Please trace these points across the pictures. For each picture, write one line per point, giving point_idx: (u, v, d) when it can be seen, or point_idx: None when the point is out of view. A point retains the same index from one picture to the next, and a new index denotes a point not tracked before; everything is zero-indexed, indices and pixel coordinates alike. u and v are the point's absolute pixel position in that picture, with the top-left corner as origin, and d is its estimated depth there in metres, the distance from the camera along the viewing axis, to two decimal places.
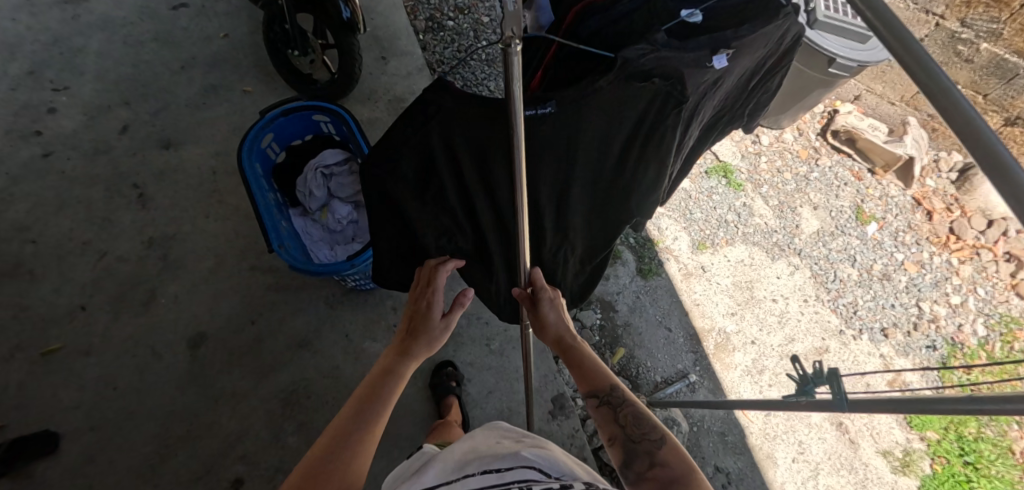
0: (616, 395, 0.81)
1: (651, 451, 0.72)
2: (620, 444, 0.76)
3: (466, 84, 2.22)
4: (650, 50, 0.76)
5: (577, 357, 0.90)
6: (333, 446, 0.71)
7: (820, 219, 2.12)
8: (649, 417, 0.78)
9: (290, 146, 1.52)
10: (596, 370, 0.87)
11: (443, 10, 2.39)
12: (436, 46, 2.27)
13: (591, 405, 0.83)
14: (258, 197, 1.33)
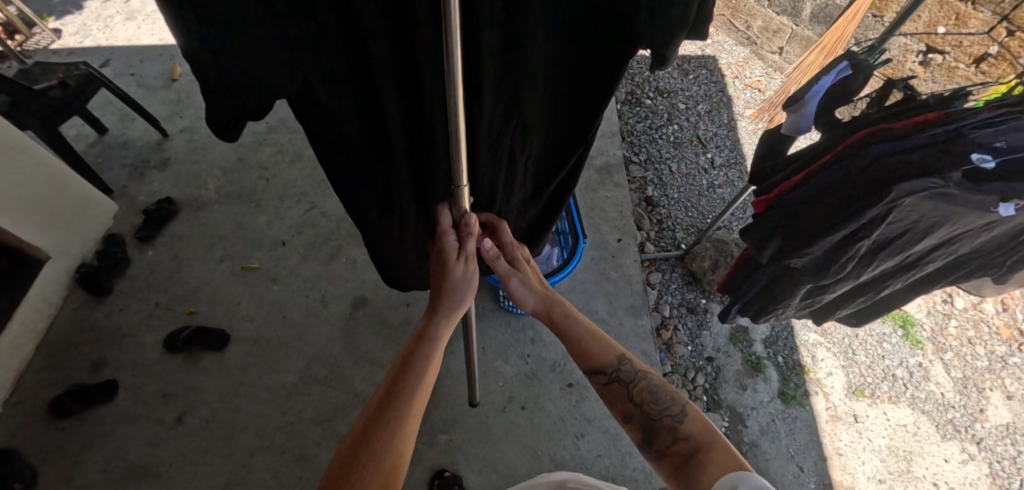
0: (623, 372, 1.00)
1: (672, 426, 0.90)
2: (641, 422, 0.95)
3: (650, 158, 2.32)
4: (941, 187, 0.80)
5: (574, 329, 1.07)
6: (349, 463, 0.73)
7: (1015, 412, 1.82)
8: (660, 389, 0.97)
9: None
10: (596, 352, 1.03)
11: (645, 91, 2.59)
12: (630, 119, 2.45)
13: (604, 383, 1.00)
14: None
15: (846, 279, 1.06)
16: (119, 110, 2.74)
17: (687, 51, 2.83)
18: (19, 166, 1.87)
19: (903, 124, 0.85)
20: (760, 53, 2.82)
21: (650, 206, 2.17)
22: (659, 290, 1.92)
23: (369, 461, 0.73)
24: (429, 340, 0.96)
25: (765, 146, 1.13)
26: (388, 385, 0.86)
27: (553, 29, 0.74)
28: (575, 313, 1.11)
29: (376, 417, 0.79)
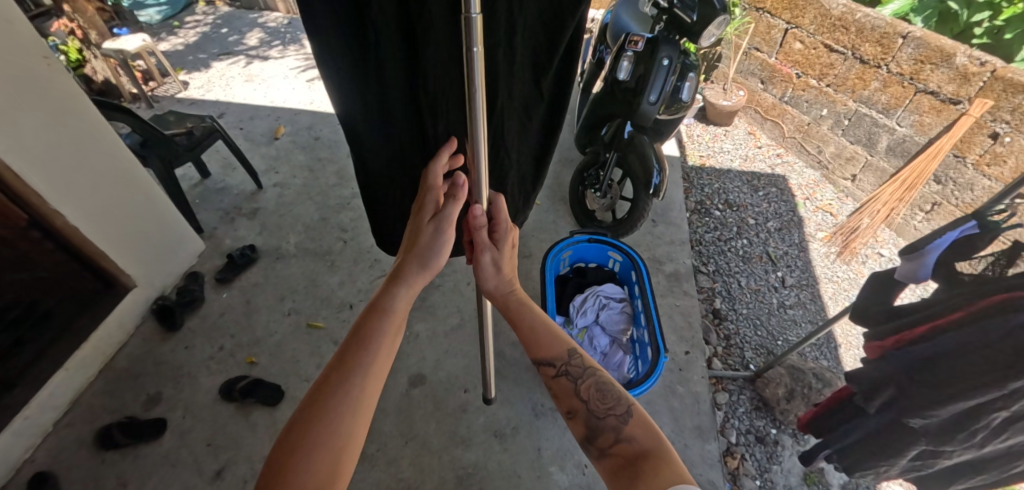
0: (572, 365, 1.09)
1: (616, 426, 0.97)
2: (585, 416, 1.03)
3: (718, 269, 2.30)
4: None
5: (530, 323, 1.15)
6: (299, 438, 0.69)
7: None
8: (609, 383, 1.05)
9: (577, 267, 1.75)
10: (547, 340, 1.13)
11: (714, 202, 2.65)
12: (699, 228, 2.48)
13: (552, 375, 1.09)
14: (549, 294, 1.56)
15: (970, 449, 1.00)
16: (225, 160, 3.04)
17: (757, 167, 2.90)
18: (132, 200, 2.07)
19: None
20: (832, 177, 2.83)
21: (717, 320, 2.11)
22: (727, 412, 1.82)
23: (307, 455, 0.68)
24: (389, 311, 0.88)
25: (871, 285, 1.13)
26: (336, 362, 0.79)
27: (524, 42, 1.16)
28: (533, 308, 1.19)
29: (315, 399, 0.74)
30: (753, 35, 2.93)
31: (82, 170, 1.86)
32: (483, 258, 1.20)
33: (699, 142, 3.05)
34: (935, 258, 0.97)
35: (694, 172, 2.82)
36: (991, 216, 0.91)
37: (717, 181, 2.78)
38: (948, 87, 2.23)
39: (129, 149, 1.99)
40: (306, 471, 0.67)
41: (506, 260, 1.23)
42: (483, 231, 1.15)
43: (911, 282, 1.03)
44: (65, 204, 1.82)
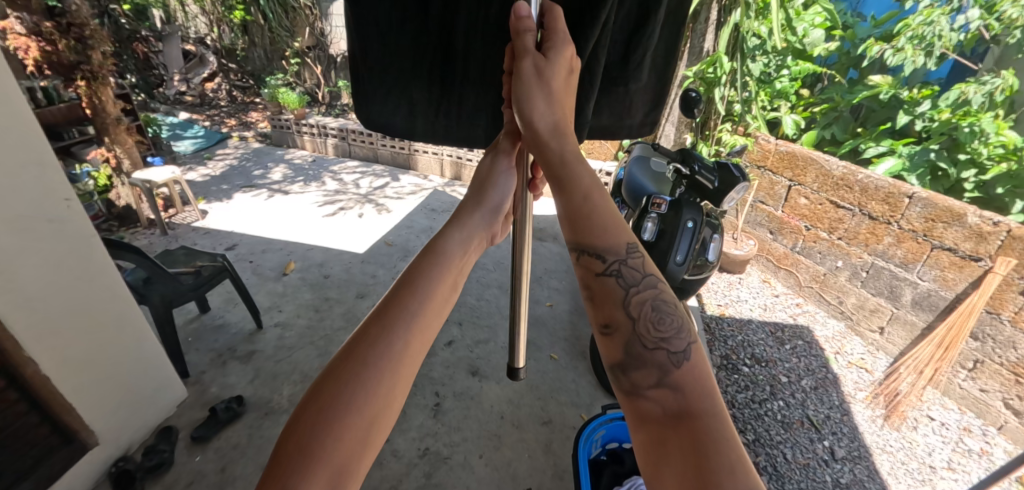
0: (625, 269, 0.86)
1: (664, 367, 0.77)
2: (627, 338, 0.81)
3: (759, 438, 2.07)
4: None
5: (583, 190, 0.90)
6: (345, 376, 0.72)
7: None
8: (664, 301, 0.85)
9: (610, 448, 1.57)
10: (597, 228, 0.87)
11: (740, 356, 2.51)
12: (729, 387, 2.30)
13: (600, 269, 0.86)
14: (584, 483, 1.38)
15: None
16: (231, 297, 2.94)
17: (778, 317, 2.82)
18: (115, 345, 1.88)
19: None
20: (858, 329, 2.72)
21: None
22: None
23: (344, 415, 0.68)
24: (437, 269, 0.89)
25: None
26: (374, 319, 0.79)
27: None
28: (585, 174, 0.92)
29: (356, 356, 0.74)
30: (756, 190, 3.08)
31: (80, 335, 1.74)
32: (522, 67, 0.94)
33: (715, 290, 3.02)
34: None
35: (714, 323, 2.73)
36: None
37: (740, 332, 2.67)
38: (964, 244, 2.22)
39: (134, 310, 1.92)
40: (348, 414, 0.69)
41: (555, 76, 0.94)
42: (528, 36, 0.93)
43: None
44: (42, 354, 1.63)
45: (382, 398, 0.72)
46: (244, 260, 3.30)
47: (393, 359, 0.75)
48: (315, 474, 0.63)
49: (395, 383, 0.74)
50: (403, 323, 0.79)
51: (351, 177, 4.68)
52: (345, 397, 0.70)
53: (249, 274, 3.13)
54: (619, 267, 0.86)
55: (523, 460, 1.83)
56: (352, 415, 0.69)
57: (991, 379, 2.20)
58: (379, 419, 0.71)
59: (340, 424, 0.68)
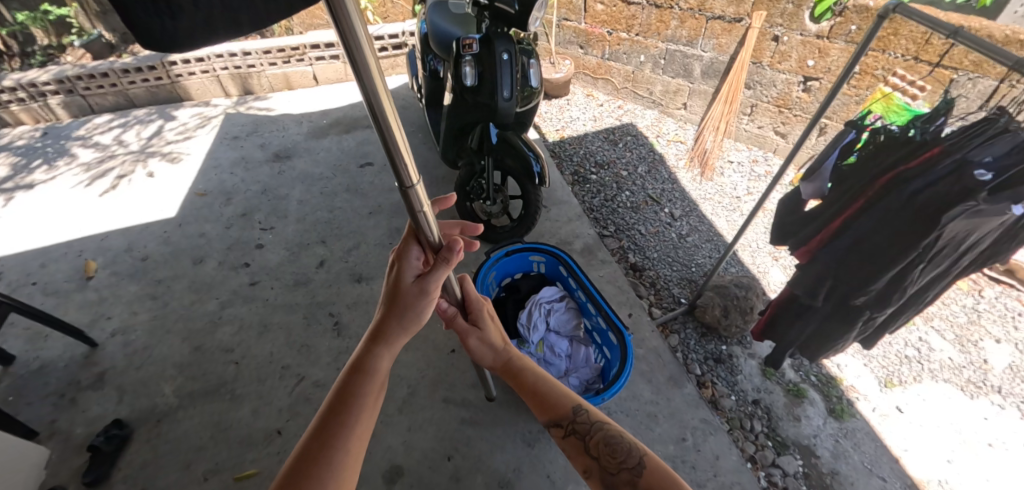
0: (579, 422, 1.02)
1: (630, 480, 0.91)
2: (600, 474, 0.97)
3: (618, 227, 2.39)
4: (976, 206, 0.96)
5: (532, 383, 1.10)
6: (300, 470, 0.75)
7: (1010, 351, 2.00)
8: (618, 438, 0.99)
9: (506, 283, 1.64)
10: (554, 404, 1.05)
11: (585, 167, 2.77)
12: (586, 197, 2.56)
13: (558, 433, 1.03)
14: None
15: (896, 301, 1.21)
16: (33, 330, 2.35)
17: (607, 122, 3.12)
18: None
19: (906, 168, 1.03)
20: (668, 111, 3.13)
21: (638, 272, 2.19)
22: (683, 352, 1.89)
23: None
24: (370, 377, 0.86)
25: (781, 210, 1.33)
26: (325, 416, 0.82)
27: None
28: (532, 367, 1.12)
29: (306, 472, 0.75)
30: (558, 9, 3.11)
31: None
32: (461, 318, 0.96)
33: (547, 116, 3.19)
34: (830, 172, 1.17)
35: (557, 148, 2.91)
36: (856, 119, 1.12)
37: (581, 148, 2.91)
38: (729, 9, 2.56)
39: None
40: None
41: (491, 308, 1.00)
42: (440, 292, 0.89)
43: (816, 196, 1.25)
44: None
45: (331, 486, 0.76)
46: (23, 286, 2.59)
47: (347, 449, 0.79)
48: None
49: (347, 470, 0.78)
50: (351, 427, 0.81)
51: (108, 136, 3.67)
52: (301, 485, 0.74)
53: (40, 298, 2.48)
54: (576, 427, 1.02)
55: (440, 333, 1.92)
56: None
57: (764, 117, 2.76)
58: None
59: None
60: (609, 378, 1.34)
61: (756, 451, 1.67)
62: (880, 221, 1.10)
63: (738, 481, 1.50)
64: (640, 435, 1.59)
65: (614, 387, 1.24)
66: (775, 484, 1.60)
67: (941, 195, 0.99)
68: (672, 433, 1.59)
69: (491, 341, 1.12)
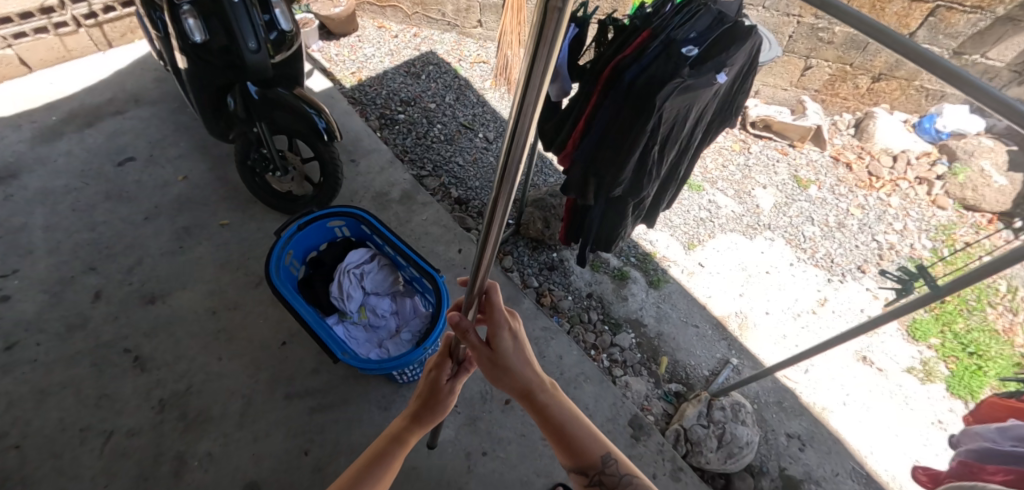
0: (606, 473, 0.82)
1: None
2: None
3: (436, 165, 2.33)
4: (683, 82, 0.95)
5: (558, 419, 0.87)
6: None
7: (773, 194, 2.37)
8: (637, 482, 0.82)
9: (311, 258, 1.54)
10: (579, 446, 0.85)
11: (391, 107, 2.55)
12: (396, 139, 2.40)
13: (576, 480, 0.85)
14: (304, 306, 1.39)
15: (654, 181, 1.20)
16: None
17: (406, 55, 2.83)
18: None
19: (622, 59, 0.99)
20: (466, 31, 2.99)
21: (463, 205, 2.19)
22: (519, 271, 1.99)
23: None
24: (396, 444, 0.91)
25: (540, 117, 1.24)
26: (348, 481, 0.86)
27: None
28: (560, 398, 0.89)
29: None
30: None
31: None
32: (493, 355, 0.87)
33: (338, 58, 2.81)
34: (567, 69, 1.09)
35: (356, 92, 2.60)
36: (575, 14, 1.05)
37: (382, 87, 2.65)
38: None
39: None
40: None
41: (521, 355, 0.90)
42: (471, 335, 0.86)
43: (564, 95, 1.17)
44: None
45: None
46: None
47: None
48: None
49: None
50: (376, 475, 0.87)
51: None
52: None
53: None
54: (604, 478, 0.82)
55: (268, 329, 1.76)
56: None
57: None
58: None
59: None
60: (431, 325, 1.37)
61: (596, 338, 1.87)
62: (614, 113, 1.02)
63: (580, 371, 1.69)
64: None
65: (434, 332, 1.32)
66: (616, 360, 1.83)
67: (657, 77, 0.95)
68: None
69: (524, 366, 0.90)
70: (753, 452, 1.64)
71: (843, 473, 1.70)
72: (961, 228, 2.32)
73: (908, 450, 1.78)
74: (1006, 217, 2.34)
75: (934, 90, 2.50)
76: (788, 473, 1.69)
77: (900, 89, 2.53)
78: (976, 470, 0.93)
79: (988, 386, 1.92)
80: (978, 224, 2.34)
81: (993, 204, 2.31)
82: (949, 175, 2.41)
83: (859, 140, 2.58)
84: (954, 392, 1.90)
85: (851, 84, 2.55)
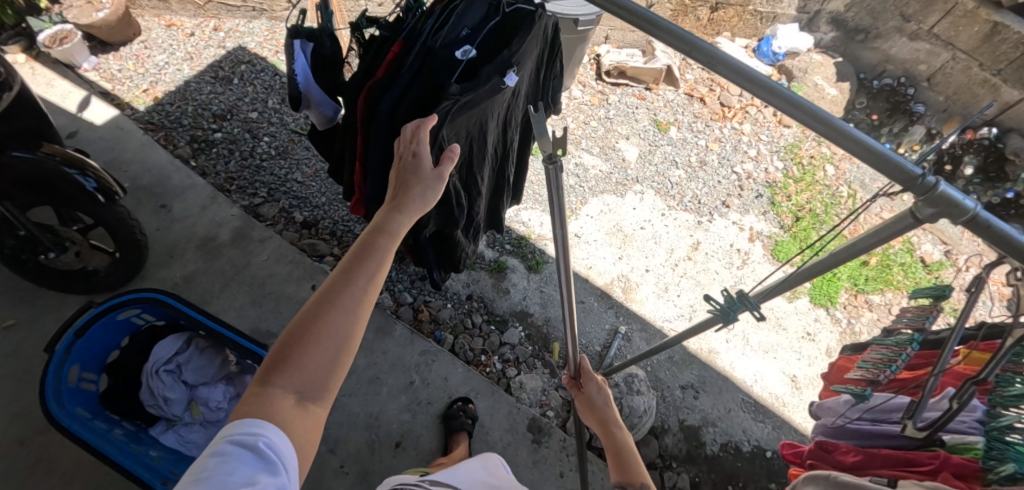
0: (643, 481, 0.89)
1: None
2: None
3: (270, 187, 2.02)
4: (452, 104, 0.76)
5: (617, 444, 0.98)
6: (302, 329, 0.59)
7: (636, 143, 2.38)
8: None
9: (110, 363, 1.25)
10: (631, 461, 0.94)
11: (203, 125, 2.15)
12: (216, 166, 2.04)
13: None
14: (107, 431, 1.13)
15: (478, 199, 1.06)
16: None
17: (209, 56, 2.38)
18: None
19: (372, 85, 0.79)
20: (278, 16, 2.55)
21: (313, 228, 1.94)
22: (388, 290, 1.82)
23: (309, 344, 0.58)
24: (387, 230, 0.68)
25: (320, 145, 1.07)
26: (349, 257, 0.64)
27: None
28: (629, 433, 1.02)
29: (319, 307, 0.60)
30: None
31: None
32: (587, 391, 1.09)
33: (121, 74, 2.27)
34: (318, 92, 0.90)
35: (153, 114, 2.14)
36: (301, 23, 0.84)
37: (186, 103, 2.21)
38: None
39: None
40: (319, 347, 0.58)
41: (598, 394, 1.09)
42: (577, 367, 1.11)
43: (333, 121, 1.00)
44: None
45: (329, 365, 0.59)
46: None
47: (355, 299, 0.62)
48: (279, 392, 0.55)
49: (346, 351, 0.60)
50: (380, 256, 0.66)
51: None
52: (293, 360, 0.57)
53: None
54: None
55: None
56: (292, 377, 0.56)
57: None
58: (308, 409, 0.56)
59: (267, 394, 0.55)
60: None
61: (483, 342, 1.78)
62: (385, 149, 0.84)
63: (470, 387, 1.61)
64: (373, 405, 1.54)
65: None
66: (507, 360, 1.76)
67: (417, 103, 0.79)
68: (399, 383, 1.59)
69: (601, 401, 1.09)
70: (652, 417, 1.69)
71: (733, 407, 1.82)
72: (804, 143, 2.48)
73: (784, 368, 1.94)
74: (840, 123, 2.52)
75: (766, 12, 2.58)
76: (686, 423, 1.77)
77: (737, 15, 2.58)
78: (827, 447, 0.85)
79: (842, 289, 2.12)
80: (819, 135, 2.52)
81: (828, 114, 2.48)
82: (789, 94, 2.52)
83: (708, 73, 2.63)
84: (816, 302, 2.07)
85: (692, 17, 2.56)
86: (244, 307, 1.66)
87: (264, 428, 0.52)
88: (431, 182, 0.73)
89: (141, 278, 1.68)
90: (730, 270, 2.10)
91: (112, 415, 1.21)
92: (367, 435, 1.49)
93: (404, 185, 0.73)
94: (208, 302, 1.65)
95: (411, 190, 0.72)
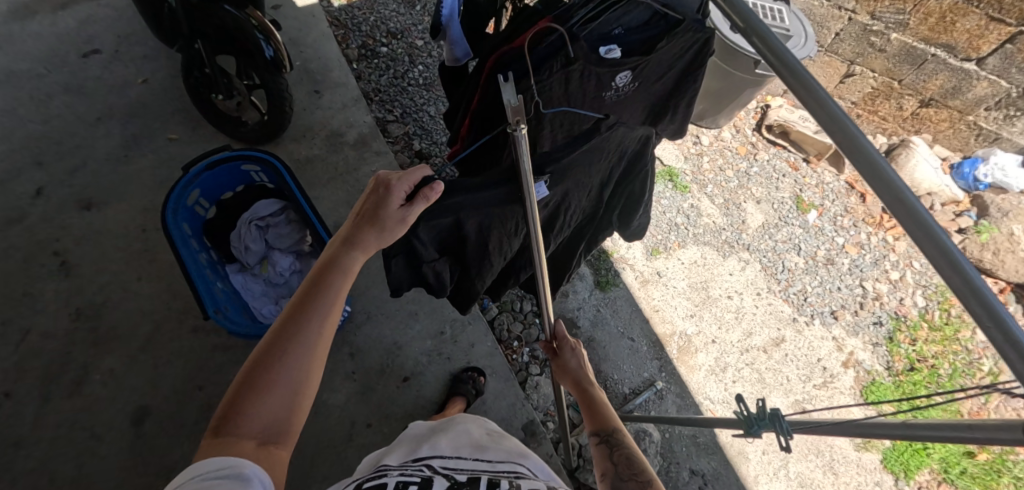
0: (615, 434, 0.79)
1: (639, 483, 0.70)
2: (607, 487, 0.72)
3: (405, 110, 2.17)
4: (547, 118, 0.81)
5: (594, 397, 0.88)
6: (257, 383, 0.60)
7: (764, 211, 2.18)
8: (643, 461, 0.74)
9: (222, 200, 1.46)
10: (604, 412, 0.85)
11: (376, 37, 2.35)
12: (371, 74, 2.22)
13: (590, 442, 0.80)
14: (196, 251, 1.33)
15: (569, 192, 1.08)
16: None
17: None
18: None
19: (515, 43, 0.84)
20: None
21: (424, 160, 2.06)
22: None
23: (263, 392, 0.60)
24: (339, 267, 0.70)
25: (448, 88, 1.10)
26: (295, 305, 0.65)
27: None
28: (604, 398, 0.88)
29: (270, 355, 0.61)
30: None
31: None
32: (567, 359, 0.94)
33: None
34: (457, 29, 0.95)
35: (342, 12, 2.38)
36: None
37: (371, 12, 2.42)
38: None
39: None
40: (270, 395, 0.60)
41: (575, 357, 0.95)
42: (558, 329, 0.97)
43: (459, 65, 1.02)
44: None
45: (285, 414, 0.61)
46: None
47: (308, 350, 0.64)
48: (242, 445, 0.57)
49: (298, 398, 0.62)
50: (330, 295, 0.67)
51: None
52: (248, 411, 0.59)
53: None
54: (611, 443, 0.77)
55: None
56: (251, 421, 0.59)
57: None
58: (269, 451, 0.59)
59: (229, 443, 0.56)
60: None
61: (522, 329, 1.79)
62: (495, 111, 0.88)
63: (489, 364, 1.63)
64: (401, 336, 1.63)
65: None
66: (535, 356, 1.75)
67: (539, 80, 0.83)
68: (431, 328, 1.65)
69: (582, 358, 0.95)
70: None
71: None
72: None
73: None
74: None
75: (988, 130, 2.18)
76: None
77: (948, 121, 2.23)
78: None
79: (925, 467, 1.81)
80: None
81: (1010, 274, 2.02)
82: (972, 231, 2.12)
83: None
84: (887, 465, 1.80)
85: (893, 103, 2.28)
86: (338, 204, 1.82)
87: (239, 461, 0.54)
88: (394, 218, 0.74)
89: (274, 146, 1.92)
90: (803, 383, 1.88)
91: (206, 241, 1.42)
92: (385, 359, 1.59)
93: (361, 223, 0.73)
94: (313, 186, 1.84)
95: (368, 229, 0.73)
